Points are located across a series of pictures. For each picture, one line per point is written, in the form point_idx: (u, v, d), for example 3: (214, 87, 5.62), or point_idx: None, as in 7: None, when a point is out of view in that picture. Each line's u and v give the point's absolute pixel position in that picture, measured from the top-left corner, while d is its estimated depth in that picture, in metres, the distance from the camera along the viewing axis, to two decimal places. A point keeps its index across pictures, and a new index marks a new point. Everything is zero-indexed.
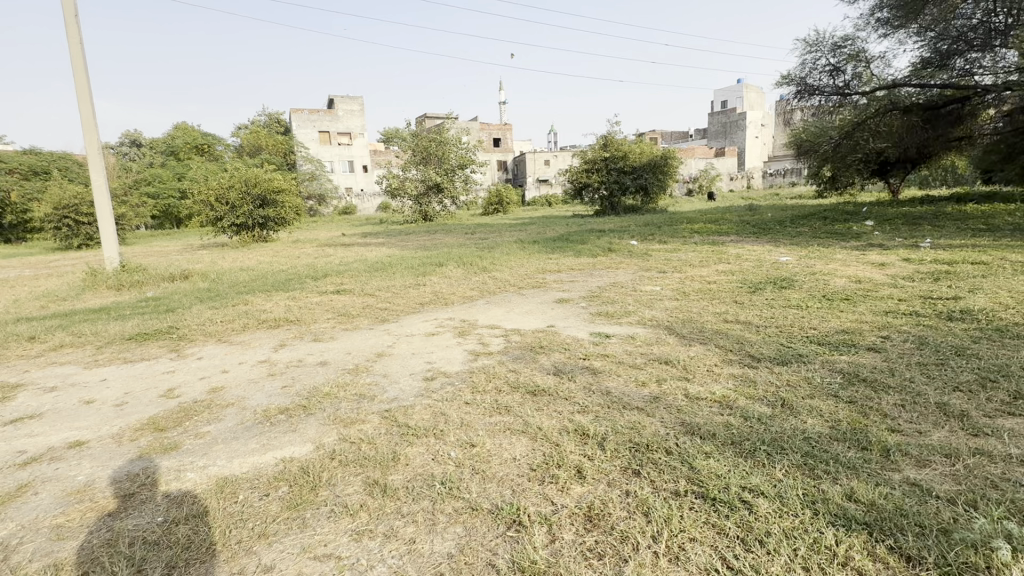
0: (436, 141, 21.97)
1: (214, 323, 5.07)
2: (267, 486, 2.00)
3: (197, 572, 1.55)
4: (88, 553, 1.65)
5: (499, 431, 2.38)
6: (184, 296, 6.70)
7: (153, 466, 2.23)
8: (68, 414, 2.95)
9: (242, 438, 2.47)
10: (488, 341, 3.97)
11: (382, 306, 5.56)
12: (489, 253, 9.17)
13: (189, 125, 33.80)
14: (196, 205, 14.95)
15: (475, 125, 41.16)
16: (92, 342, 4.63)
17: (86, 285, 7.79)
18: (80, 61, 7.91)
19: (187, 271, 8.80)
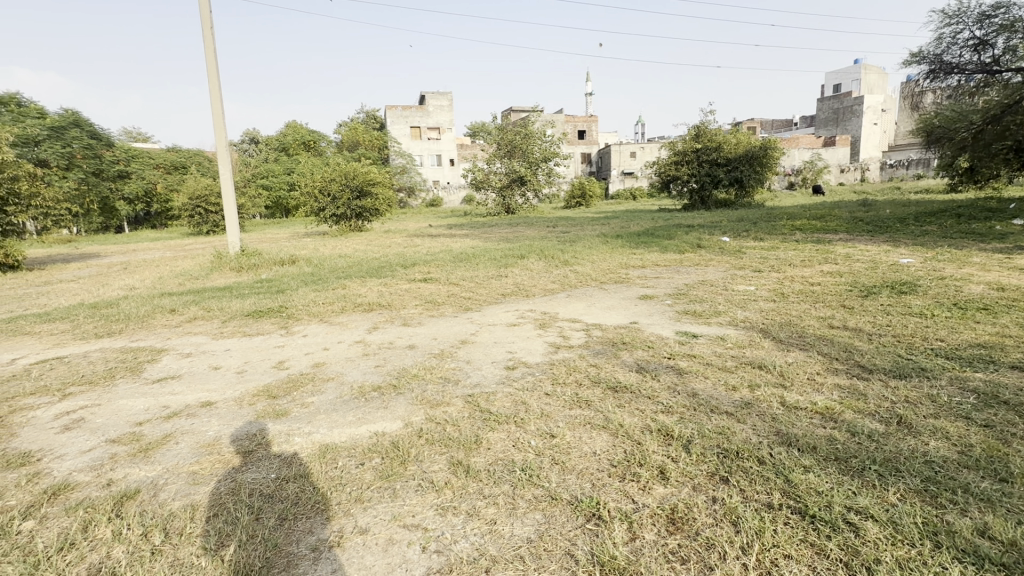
0: (521, 134, 22.14)
1: (317, 304, 5.57)
2: (362, 456, 2.17)
3: (303, 526, 1.72)
4: (217, 497, 1.91)
5: (579, 424, 2.38)
6: (292, 279, 7.41)
7: (267, 428, 2.50)
8: (200, 378, 3.41)
9: (340, 410, 2.69)
10: (569, 334, 3.97)
11: (466, 295, 5.76)
12: (571, 246, 9.11)
13: (299, 123, 37.05)
14: (302, 196, 16.40)
15: (561, 117, 40.89)
16: (219, 316, 5.28)
17: (213, 266, 8.87)
18: (214, 67, 8.96)
19: (294, 256, 9.70)
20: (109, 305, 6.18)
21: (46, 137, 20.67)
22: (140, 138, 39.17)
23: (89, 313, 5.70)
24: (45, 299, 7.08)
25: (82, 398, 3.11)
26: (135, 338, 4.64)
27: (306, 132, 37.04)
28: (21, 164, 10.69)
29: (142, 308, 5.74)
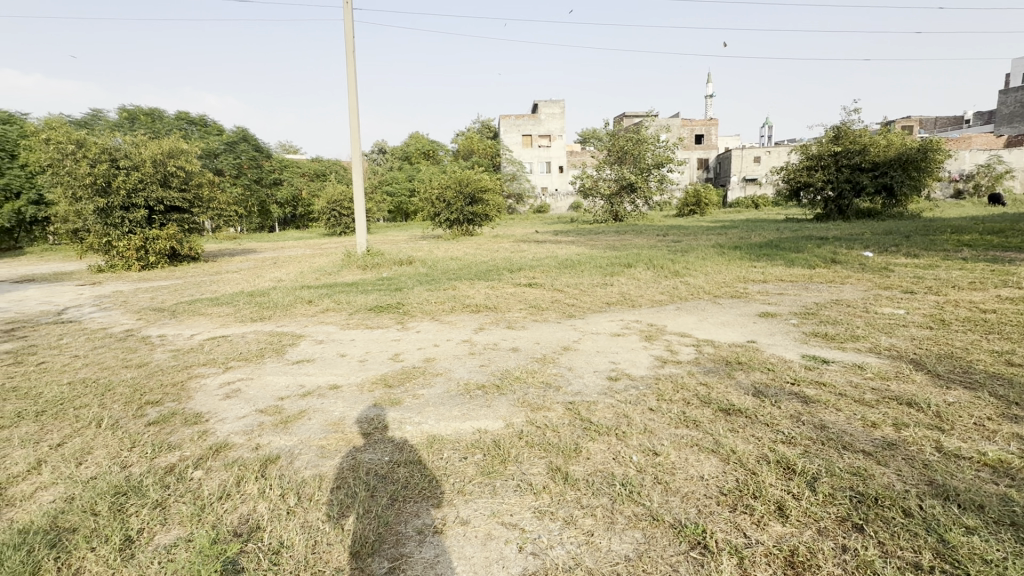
0: (633, 140, 21.57)
1: (430, 302, 5.95)
2: (465, 451, 2.27)
3: (411, 508, 1.85)
4: (339, 472, 2.12)
5: (685, 444, 2.25)
6: (409, 278, 8.01)
7: (383, 414, 2.73)
8: (329, 363, 3.82)
9: (447, 404, 2.85)
10: (676, 348, 3.78)
11: (570, 301, 5.76)
12: (683, 256, 8.66)
13: (421, 135, 39.97)
14: (420, 202, 17.65)
15: (677, 122, 39.12)
16: (347, 309, 5.89)
17: (344, 263, 9.88)
18: (353, 87, 10.04)
19: (412, 257, 10.46)
20: (262, 294, 7.18)
21: (223, 151, 25.40)
22: (291, 150, 45.18)
23: (247, 300, 6.68)
24: (216, 287, 8.44)
25: (240, 372, 3.65)
26: (280, 324, 5.35)
27: (427, 142, 39.84)
28: (205, 173, 12.89)
29: (287, 298, 6.59)
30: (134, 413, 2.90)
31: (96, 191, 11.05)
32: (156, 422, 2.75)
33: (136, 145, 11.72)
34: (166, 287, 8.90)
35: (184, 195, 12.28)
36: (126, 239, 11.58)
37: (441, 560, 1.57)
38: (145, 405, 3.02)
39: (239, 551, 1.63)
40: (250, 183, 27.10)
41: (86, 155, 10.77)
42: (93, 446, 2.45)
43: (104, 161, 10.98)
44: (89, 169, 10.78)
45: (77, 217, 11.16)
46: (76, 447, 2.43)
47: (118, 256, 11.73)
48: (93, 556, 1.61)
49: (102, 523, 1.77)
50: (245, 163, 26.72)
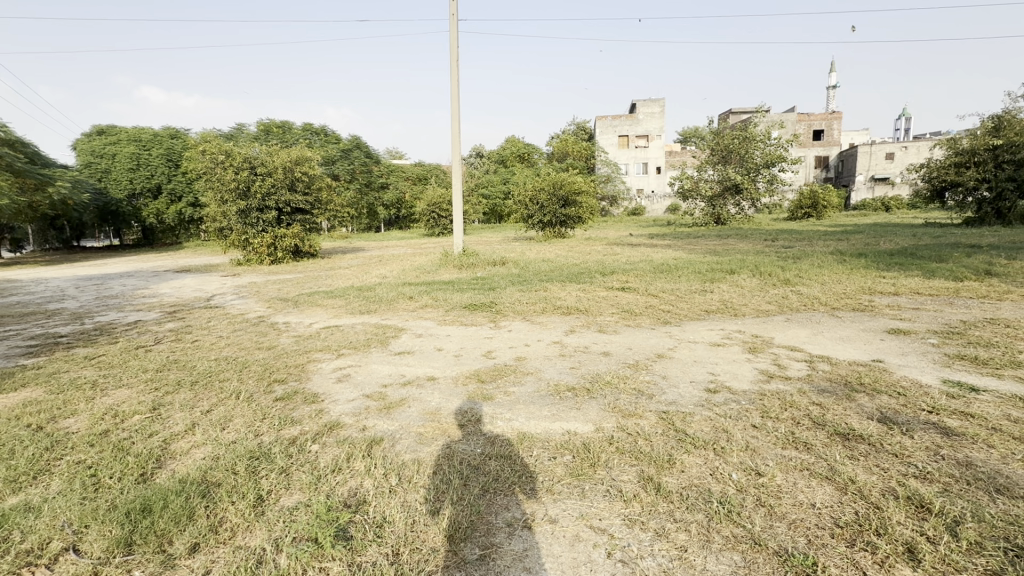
0: (740, 137, 20.13)
1: (522, 303, 6.06)
2: (554, 450, 2.28)
3: (501, 501, 1.91)
4: (435, 459, 2.25)
5: (794, 467, 2.07)
6: (502, 278, 8.21)
7: (476, 408, 2.84)
8: (427, 356, 4.05)
9: (537, 403, 2.88)
10: (786, 363, 3.48)
11: (665, 307, 5.54)
12: (796, 264, 7.92)
13: (517, 138, 40.76)
14: (514, 204, 18.00)
15: (792, 117, 35.91)
16: (444, 306, 6.19)
17: (441, 263, 10.38)
18: (455, 94, 10.54)
19: (505, 258, 10.71)
20: (369, 289, 7.79)
21: (339, 158, 27.94)
22: (398, 156, 48.41)
23: (356, 294, 7.30)
24: (331, 281, 9.31)
25: (350, 359, 4.01)
26: (384, 317, 5.78)
27: (523, 146, 40.57)
28: (324, 178, 14.28)
29: (390, 294, 7.09)
30: (264, 389, 3.31)
31: (238, 195, 12.72)
32: (282, 398, 3.11)
33: (270, 154, 13.33)
34: (290, 280, 9.99)
35: (306, 198, 13.71)
36: (260, 237, 13.19)
37: (529, 554, 1.61)
38: (273, 383, 3.43)
39: (349, 521, 1.79)
40: (360, 187, 29.52)
41: (232, 164, 12.44)
42: (233, 415, 2.83)
43: (245, 169, 12.61)
44: (234, 176, 12.44)
45: (223, 217, 12.92)
46: (221, 415, 2.83)
47: (253, 252, 13.40)
48: (233, 509, 1.86)
49: (240, 482, 2.04)
50: (358, 168, 29.32)
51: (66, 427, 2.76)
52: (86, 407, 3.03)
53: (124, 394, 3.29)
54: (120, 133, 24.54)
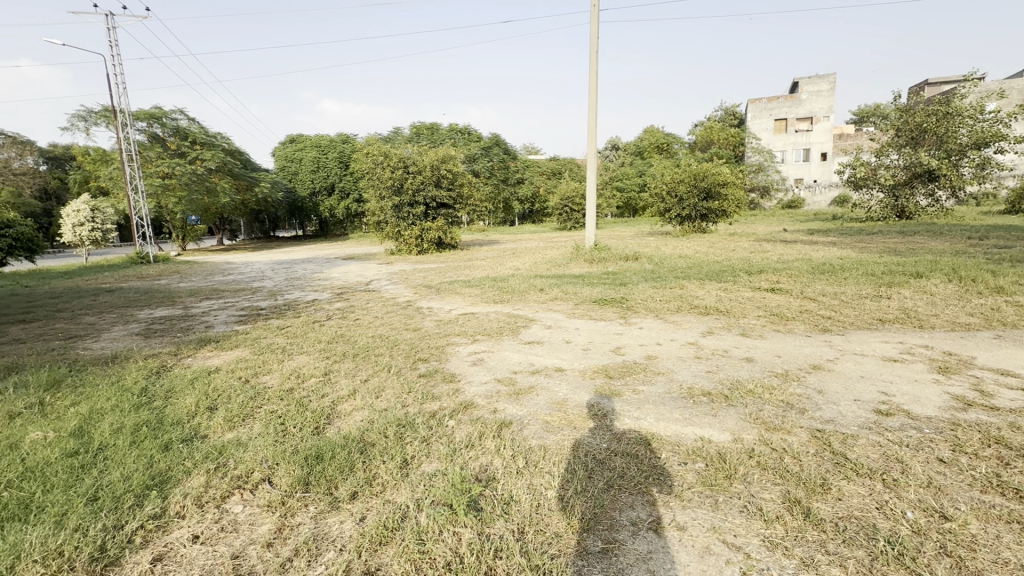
0: (938, 114, 16.62)
1: (656, 300, 5.81)
2: (685, 456, 2.17)
3: (626, 500, 1.87)
4: (561, 449, 2.29)
5: (998, 517, 1.68)
6: (634, 274, 7.96)
7: (604, 403, 2.82)
8: (556, 348, 4.11)
9: (669, 405, 2.76)
10: (992, 390, 2.81)
11: (826, 313, 4.86)
12: (1016, 268, 6.33)
13: (656, 128, 39.00)
14: (650, 197, 17.28)
15: (1019, 84, 28.64)
16: (574, 299, 6.22)
17: (573, 256, 10.40)
18: (594, 86, 10.42)
19: (638, 253, 10.36)
20: (502, 280, 8.16)
21: (480, 155, 29.55)
22: (534, 151, 49.72)
23: (491, 285, 7.69)
24: (469, 271, 9.95)
25: (484, 345, 4.26)
26: (516, 307, 6.00)
27: (662, 136, 38.64)
28: (466, 175, 15.24)
29: (522, 285, 7.34)
30: (410, 366, 3.69)
31: (394, 191, 14.26)
32: (425, 375, 3.44)
33: (421, 154, 14.63)
34: (434, 269, 10.93)
35: (450, 193, 14.74)
36: (410, 229, 14.62)
37: (655, 557, 1.56)
38: (417, 361, 3.81)
39: (480, 493, 1.92)
40: (498, 182, 30.91)
41: (390, 164, 13.97)
42: (385, 386, 3.22)
43: (399, 168, 14.05)
44: (391, 174, 13.96)
45: (382, 212, 14.61)
46: (375, 385, 3.23)
47: (404, 242, 14.92)
48: (384, 467, 2.12)
49: (390, 444, 2.32)
50: (496, 164, 30.80)
51: (264, 382, 3.40)
52: (278, 368, 3.70)
53: (304, 360, 3.94)
54: (306, 141, 29.08)
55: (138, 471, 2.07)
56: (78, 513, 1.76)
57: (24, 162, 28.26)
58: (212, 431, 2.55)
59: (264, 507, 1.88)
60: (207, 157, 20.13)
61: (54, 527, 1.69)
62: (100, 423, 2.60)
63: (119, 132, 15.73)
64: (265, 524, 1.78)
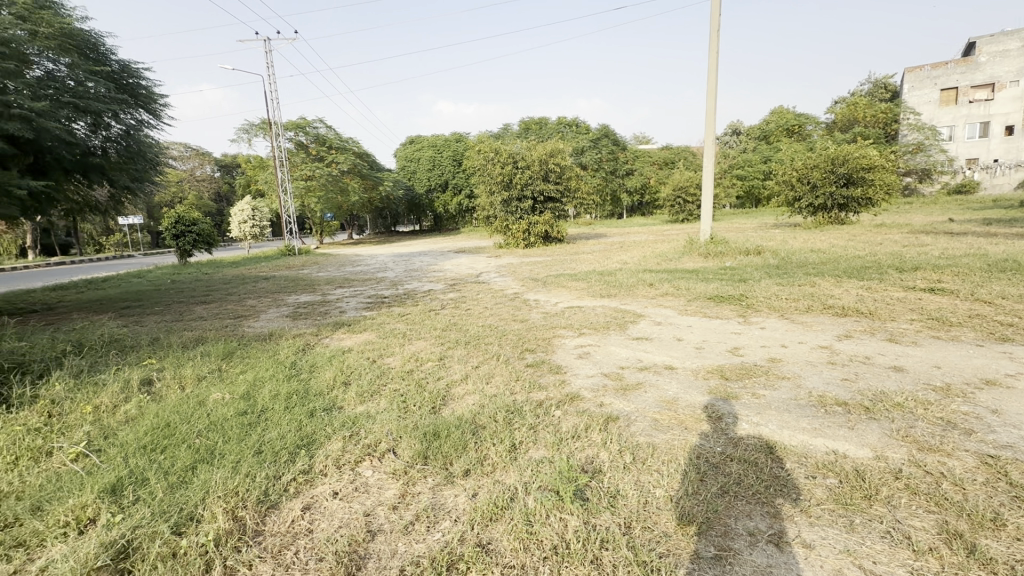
0: None
1: (781, 298, 5.30)
2: (814, 469, 1.98)
3: (743, 509, 1.75)
4: (671, 448, 2.21)
5: None
6: (756, 269, 7.33)
7: (717, 405, 2.66)
8: (665, 345, 3.96)
9: (795, 413, 2.52)
10: None
11: (1005, 319, 4.04)
12: None
13: (786, 109, 35.23)
14: (777, 185, 15.71)
15: None
16: (686, 295, 5.92)
17: (685, 250, 9.88)
18: (713, 67, 9.72)
19: (761, 247, 9.50)
20: (609, 274, 8.02)
21: (589, 147, 29.21)
22: (645, 141, 47.96)
23: (598, 278, 7.60)
24: (575, 264, 9.93)
25: (590, 338, 4.25)
26: (624, 302, 5.87)
27: (794, 116, 34.77)
28: (575, 168, 15.18)
29: (631, 280, 7.15)
30: (518, 355, 3.81)
31: (503, 187, 14.71)
32: (532, 365, 3.53)
33: (530, 149, 14.89)
34: (541, 262, 11.09)
35: (558, 187, 14.80)
36: (518, 223, 14.97)
37: (774, 571, 1.45)
38: (525, 352, 3.91)
39: (586, 484, 1.93)
40: (607, 174, 30.30)
41: (500, 160, 14.44)
42: (495, 373, 3.37)
43: (509, 163, 14.45)
44: (502, 170, 14.45)
45: (491, 207, 15.16)
46: (485, 372, 3.40)
47: (512, 236, 15.33)
48: (494, 449, 2.23)
49: (500, 429, 2.43)
50: (605, 156, 30.21)
51: (388, 363, 3.75)
52: (400, 351, 4.06)
53: (422, 345, 4.27)
54: (424, 142, 31.11)
55: (291, 432, 2.42)
56: (248, 461, 2.12)
57: (205, 170, 33.82)
58: (347, 403, 2.89)
59: (390, 474, 2.09)
60: (341, 160, 22.48)
61: (231, 470, 2.05)
62: (261, 389, 3.08)
63: (273, 142, 18.18)
64: (391, 489, 1.98)
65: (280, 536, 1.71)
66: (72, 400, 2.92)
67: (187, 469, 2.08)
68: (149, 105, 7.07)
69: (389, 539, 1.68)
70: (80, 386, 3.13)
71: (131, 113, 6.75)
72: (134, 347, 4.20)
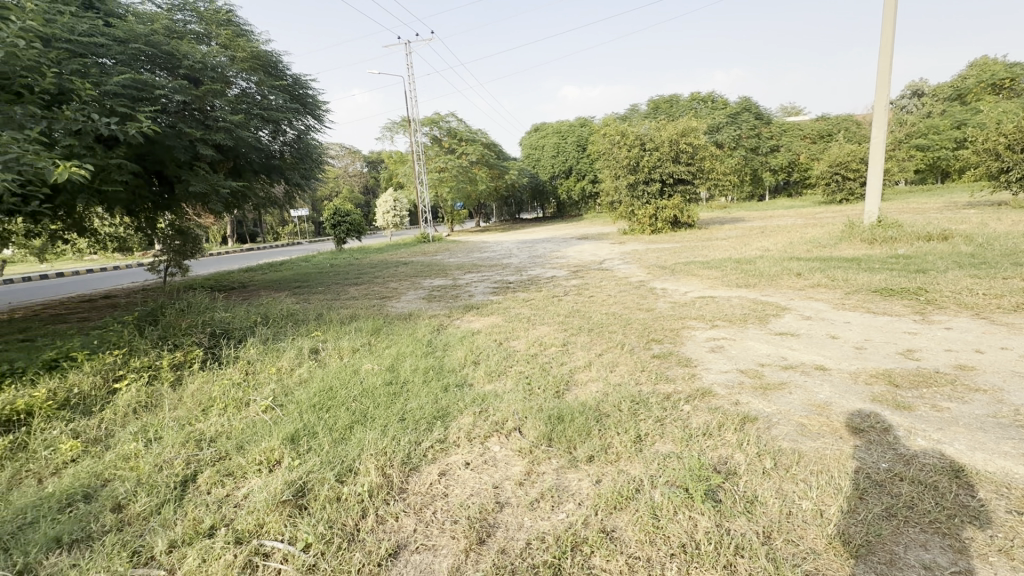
0: None
1: (976, 293, 4.35)
2: (1020, 503, 1.61)
3: (916, 537, 1.50)
4: (822, 458, 1.97)
5: None
6: (940, 258, 6.10)
7: (884, 415, 2.30)
8: (816, 342, 3.52)
9: (993, 433, 2.07)
10: None
11: None
12: None
13: (992, 59, 28.41)
14: (974, 154, 12.81)
15: None
16: (843, 287, 5.16)
17: (844, 236, 8.60)
18: (890, 17, 8.19)
19: (949, 231, 7.86)
20: (748, 262, 7.31)
21: (726, 123, 26.81)
22: (795, 112, 42.48)
23: (734, 267, 6.99)
24: (707, 252, 9.23)
25: (724, 331, 3.93)
26: (765, 293, 5.32)
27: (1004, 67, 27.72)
28: (709, 147, 14.05)
29: (774, 268, 6.44)
30: (643, 345, 3.69)
31: (629, 170, 14.19)
32: (659, 356, 3.40)
33: (659, 129, 14.14)
34: (668, 248, 10.54)
35: (689, 168, 13.83)
36: (644, 208, 14.38)
37: None
38: (651, 342, 3.77)
39: (719, 485, 1.82)
40: (746, 152, 27.52)
41: (627, 143, 13.96)
42: (619, 362, 3.32)
43: (636, 146, 13.89)
44: (628, 154, 13.97)
45: (616, 191, 14.76)
46: (609, 360, 3.36)
47: (637, 222, 14.80)
48: (619, 438, 2.20)
49: (624, 418, 2.39)
50: (745, 132, 27.42)
51: (514, 345, 3.90)
52: (525, 335, 4.19)
53: (545, 330, 4.35)
54: (549, 129, 31.27)
55: (429, 404, 2.66)
56: (394, 426, 2.38)
57: (356, 166, 38.11)
58: (477, 381, 3.08)
59: (516, 451, 2.19)
60: (470, 151, 23.65)
61: (381, 433, 2.33)
62: (403, 363, 3.42)
63: (412, 137, 19.75)
64: (517, 466, 2.08)
65: (421, 495, 1.90)
66: (262, 362, 3.56)
67: (347, 428, 2.41)
68: (315, 112, 8.14)
69: (516, 512, 1.77)
70: (268, 350, 3.79)
71: (302, 119, 7.85)
72: (304, 320, 4.95)
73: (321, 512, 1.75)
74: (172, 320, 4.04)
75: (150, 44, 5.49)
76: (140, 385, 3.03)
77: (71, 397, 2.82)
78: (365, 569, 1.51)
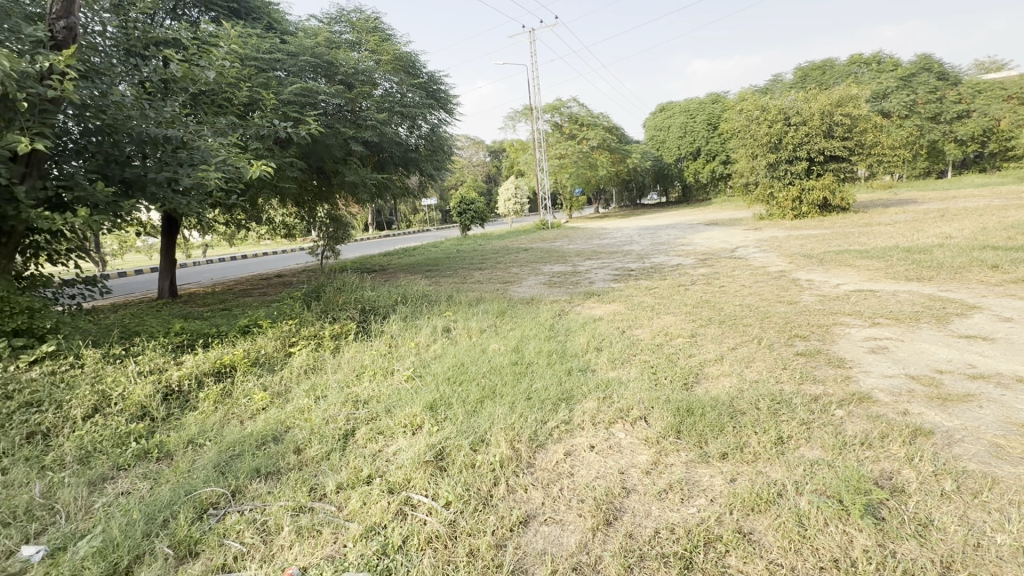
0: None
1: None
2: None
3: None
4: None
5: None
6: None
7: None
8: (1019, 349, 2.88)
9: None
10: None
11: None
12: None
13: None
14: None
15: None
16: None
17: None
18: None
19: None
20: (922, 251, 6.20)
21: (895, 89, 22.85)
22: (996, 67, 34.47)
23: (903, 257, 5.97)
24: (866, 239, 8.02)
25: (889, 331, 3.40)
26: (945, 288, 4.48)
27: None
28: (873, 116, 12.09)
29: (960, 259, 5.37)
30: (785, 341, 3.35)
31: (770, 148, 12.81)
32: (804, 354, 3.07)
33: (808, 100, 12.53)
34: (815, 235, 9.36)
35: (846, 143, 12.05)
36: (786, 190, 12.94)
37: None
38: (794, 338, 3.41)
39: (882, 501, 1.61)
40: (923, 121, 23.09)
41: (767, 117, 12.63)
42: (756, 357, 3.06)
43: (779, 121, 12.48)
44: (768, 130, 12.63)
45: (752, 172, 13.46)
46: (743, 355, 3.12)
47: (777, 206, 13.37)
48: (757, 438, 2.05)
49: (762, 418, 2.22)
50: (922, 97, 23.04)
51: (637, 334, 3.81)
52: (648, 324, 4.06)
53: (671, 320, 4.17)
54: (676, 108, 29.42)
55: (553, 385, 2.73)
56: (521, 403, 2.50)
57: (480, 156, 39.82)
58: (599, 367, 3.08)
59: (643, 440, 2.16)
60: (591, 136, 23.27)
61: (509, 409, 2.46)
62: (527, 345, 3.55)
63: (534, 125, 20.00)
64: (643, 455, 2.05)
65: (548, 472, 1.98)
66: (402, 336, 3.96)
67: (479, 401, 2.59)
68: (446, 106, 8.63)
69: (643, 500, 1.75)
70: (407, 326, 4.20)
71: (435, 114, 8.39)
72: (436, 301, 5.37)
73: (458, 475, 1.92)
74: (331, 296, 4.66)
75: (315, 55, 6.27)
76: (309, 350, 3.57)
77: (260, 356, 3.43)
78: (499, 532, 1.63)
